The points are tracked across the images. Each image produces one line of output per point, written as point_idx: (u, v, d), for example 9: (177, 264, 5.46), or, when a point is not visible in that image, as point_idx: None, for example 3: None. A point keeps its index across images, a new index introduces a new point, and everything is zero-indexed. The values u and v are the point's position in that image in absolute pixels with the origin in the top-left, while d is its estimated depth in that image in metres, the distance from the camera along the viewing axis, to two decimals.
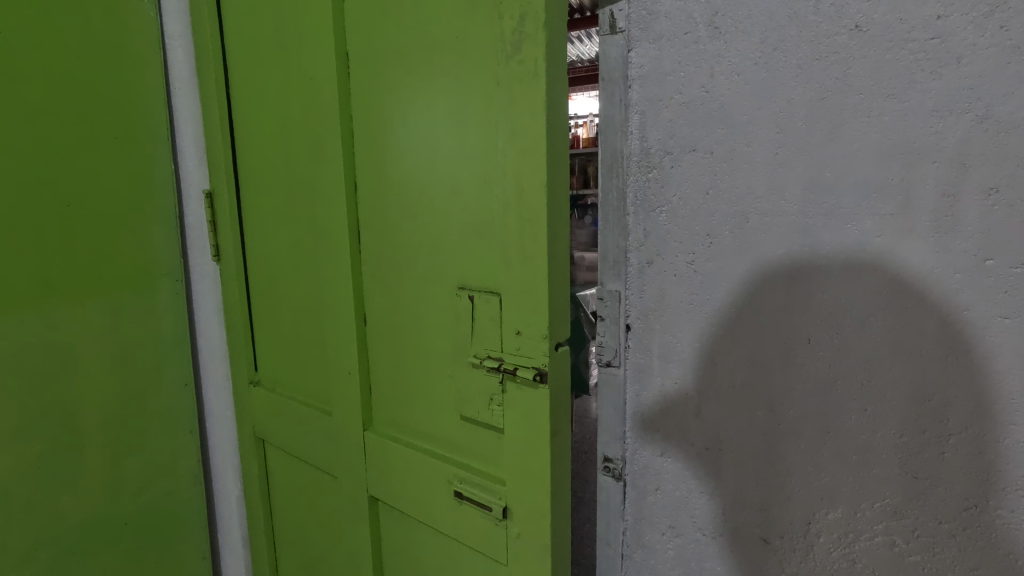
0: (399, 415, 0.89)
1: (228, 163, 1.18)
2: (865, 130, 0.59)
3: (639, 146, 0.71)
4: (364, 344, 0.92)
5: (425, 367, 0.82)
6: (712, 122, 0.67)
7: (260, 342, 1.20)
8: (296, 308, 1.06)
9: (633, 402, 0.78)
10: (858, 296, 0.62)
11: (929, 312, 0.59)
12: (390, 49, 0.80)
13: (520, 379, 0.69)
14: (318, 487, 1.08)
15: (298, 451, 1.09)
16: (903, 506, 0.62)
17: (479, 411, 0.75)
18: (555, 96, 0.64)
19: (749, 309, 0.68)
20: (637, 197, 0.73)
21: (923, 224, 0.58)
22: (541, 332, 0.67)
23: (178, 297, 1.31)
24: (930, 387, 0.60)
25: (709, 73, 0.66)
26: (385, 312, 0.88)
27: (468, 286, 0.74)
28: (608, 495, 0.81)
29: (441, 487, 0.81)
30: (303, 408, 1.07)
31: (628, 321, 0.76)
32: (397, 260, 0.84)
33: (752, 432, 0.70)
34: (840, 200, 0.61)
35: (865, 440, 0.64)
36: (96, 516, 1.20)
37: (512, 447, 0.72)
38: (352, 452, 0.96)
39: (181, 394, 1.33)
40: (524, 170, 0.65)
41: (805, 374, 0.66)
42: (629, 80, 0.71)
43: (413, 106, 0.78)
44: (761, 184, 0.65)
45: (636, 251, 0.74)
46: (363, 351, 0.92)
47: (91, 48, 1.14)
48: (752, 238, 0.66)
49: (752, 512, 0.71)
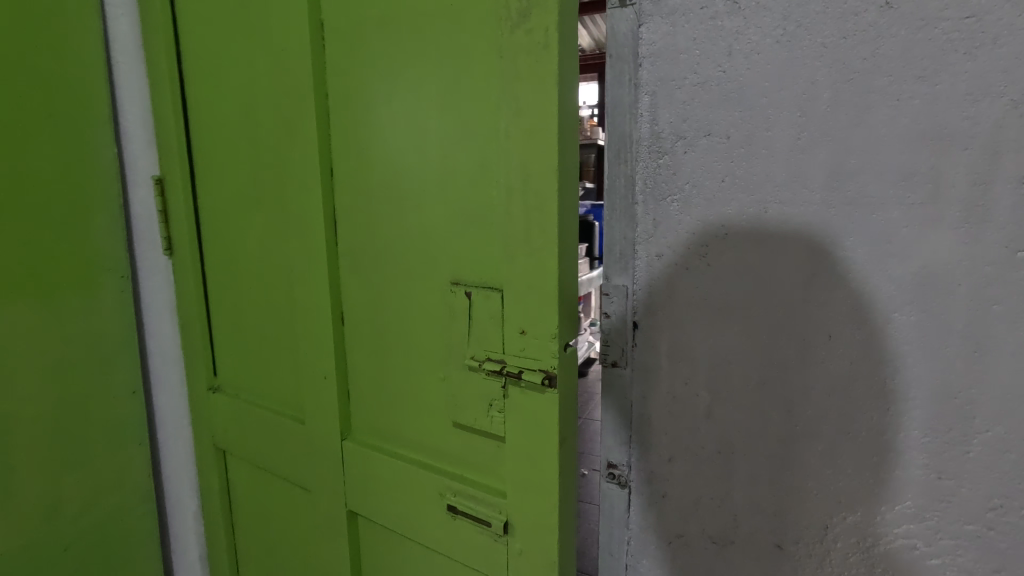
0: (382, 423, 0.81)
1: (182, 145, 1.07)
2: (894, 114, 0.56)
3: (649, 130, 0.66)
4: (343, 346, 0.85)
5: (414, 369, 0.75)
6: (730, 105, 0.62)
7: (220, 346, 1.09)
8: (262, 308, 0.97)
9: (640, 405, 0.73)
10: (883, 289, 0.59)
11: (957, 305, 0.57)
12: (374, 19, 0.72)
13: (524, 383, 0.63)
14: (288, 501, 0.99)
15: (265, 462, 1.00)
16: (926, 507, 0.61)
17: (476, 418, 0.68)
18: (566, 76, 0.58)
19: (766, 304, 0.64)
20: (646, 185, 0.68)
21: (952, 215, 0.56)
22: (549, 332, 0.61)
23: (124, 295, 1.18)
24: (956, 383, 0.58)
25: (727, 51, 0.62)
26: (366, 311, 0.80)
27: (464, 281, 0.68)
28: (612, 504, 0.76)
29: (432, 501, 0.75)
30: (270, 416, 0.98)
31: (636, 318, 0.71)
32: (380, 253, 0.76)
33: (769, 434, 0.66)
34: (865, 189, 0.58)
35: (886, 441, 0.61)
36: (31, 542, 1.06)
37: (514, 457, 0.66)
38: (328, 464, 0.88)
39: (128, 403, 1.20)
40: (531, 154, 0.59)
41: (824, 373, 0.63)
42: (639, 58, 0.66)
43: (404, 85, 0.70)
44: (781, 172, 0.61)
45: (644, 243, 0.69)
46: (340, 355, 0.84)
47: (20, 10, 1.00)
48: (770, 229, 0.63)
49: (766, 518, 0.68)
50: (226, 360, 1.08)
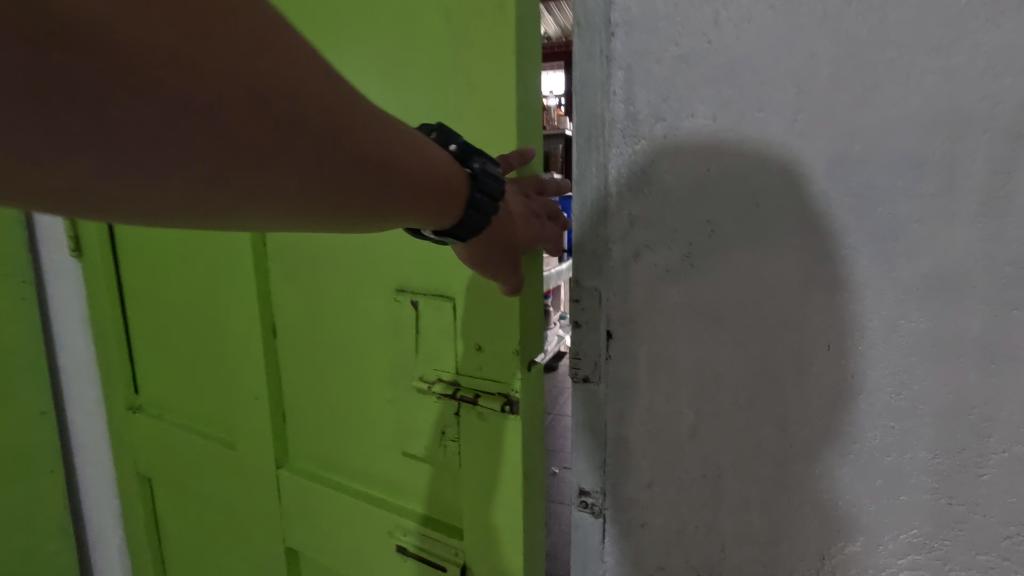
0: (324, 449, 0.74)
1: None
2: (904, 92, 0.48)
3: (624, 111, 0.58)
4: (280, 364, 0.76)
5: (357, 391, 0.69)
6: (717, 82, 0.54)
7: (143, 362, 0.97)
8: (188, 319, 0.86)
9: (615, 425, 0.64)
10: (888, 292, 0.52)
11: (973, 311, 0.50)
12: (352, 18, 0.70)
13: (482, 408, 0.59)
14: (220, 535, 0.90)
15: (195, 490, 0.91)
16: (934, 536, 0.54)
17: (429, 447, 0.64)
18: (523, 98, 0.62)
19: (757, 310, 0.56)
20: (621, 175, 0.59)
21: (969, 208, 0.48)
22: (511, 349, 0.57)
23: (27, 304, 1.06)
24: (970, 398, 0.51)
25: (713, 19, 0.53)
26: (302, 323, 0.72)
27: (411, 292, 0.63)
28: (585, 536, 0.68)
29: (380, 538, 0.69)
30: (199, 443, 0.88)
31: (610, 327, 0.63)
32: (316, 262, 0.69)
33: (760, 456, 0.59)
34: (871, 178, 0.51)
35: (890, 464, 0.54)
36: None
37: (469, 489, 0.61)
38: (263, 495, 0.80)
39: (38, 424, 1.09)
40: (486, 131, 0.63)
41: (822, 388, 0.56)
42: (613, 26, 0.57)
43: (382, 98, 0.70)
44: (774, 160, 0.53)
45: (619, 242, 0.61)
46: (276, 375, 0.76)
47: None
48: (759, 226, 0.55)
49: (757, 549, 0.61)
50: (149, 378, 0.97)
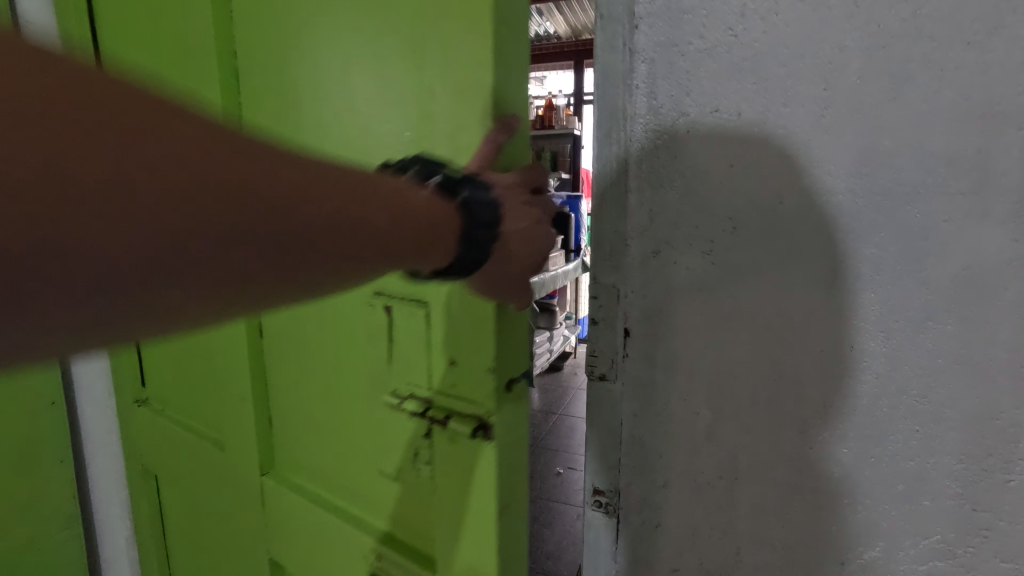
0: (305, 457, 0.76)
1: None
2: (937, 86, 0.47)
3: (646, 105, 0.57)
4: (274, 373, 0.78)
5: (336, 401, 0.70)
6: (742, 75, 0.53)
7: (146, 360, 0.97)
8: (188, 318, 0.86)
9: (630, 423, 0.63)
10: (916, 293, 0.51)
11: (1004, 313, 0.48)
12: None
13: (455, 429, 0.59)
14: (209, 536, 0.92)
15: (190, 488, 0.93)
16: (958, 543, 0.53)
17: (402, 464, 0.65)
18: (505, 85, 0.56)
19: (778, 310, 0.55)
20: (643, 170, 0.58)
21: (1003, 207, 0.47)
22: (487, 365, 0.57)
23: None
24: (1000, 401, 0.50)
25: (739, 10, 0.52)
26: (288, 328, 0.75)
27: (389, 300, 0.64)
28: (598, 537, 0.67)
29: (353, 554, 0.69)
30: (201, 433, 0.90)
31: (627, 325, 0.61)
32: None
33: (779, 458, 0.58)
34: (899, 175, 0.49)
35: (914, 468, 0.53)
36: None
37: (439, 508, 0.61)
38: (249, 498, 0.82)
39: (45, 417, 1.09)
40: (461, 110, 0.57)
41: (844, 391, 0.54)
42: (636, 19, 0.56)
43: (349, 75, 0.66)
44: (798, 156, 0.52)
45: (638, 238, 0.60)
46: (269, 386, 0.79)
47: None
48: (782, 224, 0.54)
49: (772, 553, 0.59)
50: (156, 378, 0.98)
